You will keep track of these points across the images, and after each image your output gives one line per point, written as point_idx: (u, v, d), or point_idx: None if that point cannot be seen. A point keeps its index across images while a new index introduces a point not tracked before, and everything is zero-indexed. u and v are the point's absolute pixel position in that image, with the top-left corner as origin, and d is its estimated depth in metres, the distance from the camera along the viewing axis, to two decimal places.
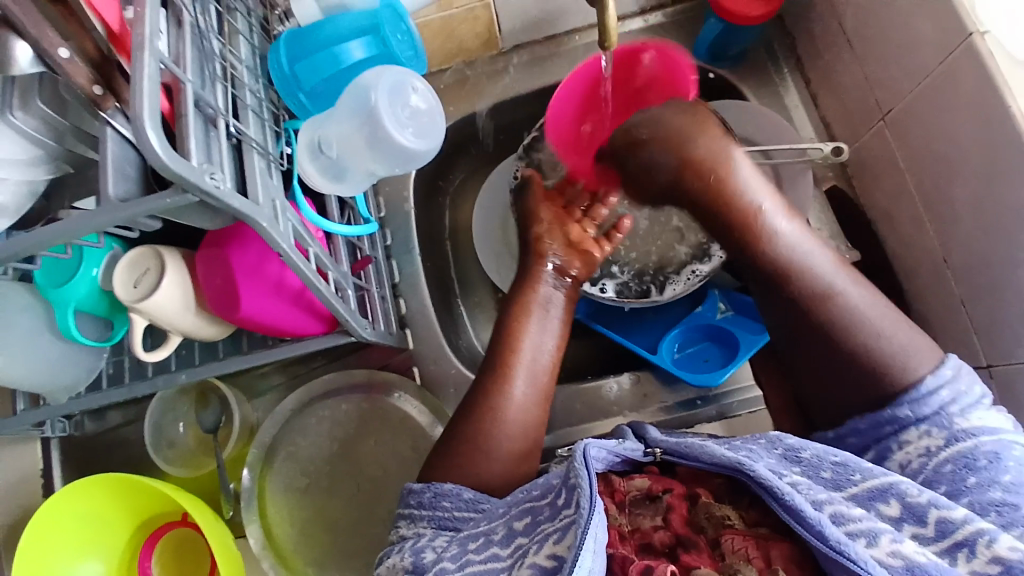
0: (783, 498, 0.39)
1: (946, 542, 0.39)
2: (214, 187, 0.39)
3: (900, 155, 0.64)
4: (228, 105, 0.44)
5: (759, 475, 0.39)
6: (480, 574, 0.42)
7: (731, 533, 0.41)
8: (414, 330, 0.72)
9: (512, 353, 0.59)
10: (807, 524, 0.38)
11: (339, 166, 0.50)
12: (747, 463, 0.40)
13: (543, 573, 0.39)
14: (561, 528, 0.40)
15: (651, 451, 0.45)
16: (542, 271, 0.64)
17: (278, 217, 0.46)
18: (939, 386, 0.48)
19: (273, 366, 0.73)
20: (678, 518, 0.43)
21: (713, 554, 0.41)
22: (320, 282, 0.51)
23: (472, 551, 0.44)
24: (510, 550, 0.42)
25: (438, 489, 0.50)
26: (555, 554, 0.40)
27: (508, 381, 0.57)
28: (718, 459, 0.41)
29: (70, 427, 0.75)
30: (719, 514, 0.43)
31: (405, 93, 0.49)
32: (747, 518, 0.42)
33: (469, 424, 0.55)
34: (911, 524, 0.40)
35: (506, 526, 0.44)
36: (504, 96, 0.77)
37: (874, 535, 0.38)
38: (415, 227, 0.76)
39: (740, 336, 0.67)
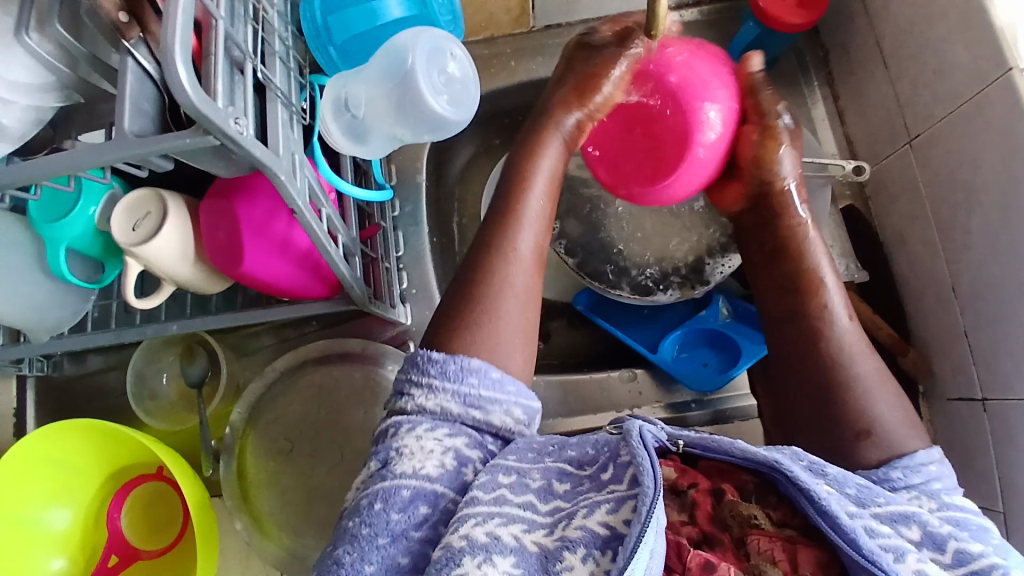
0: (819, 501, 0.39)
1: (962, 571, 0.39)
2: (238, 132, 0.37)
3: (922, 179, 0.64)
4: (256, 50, 0.42)
5: (796, 476, 0.40)
6: (517, 519, 0.42)
7: (758, 534, 0.42)
8: (414, 304, 0.71)
9: (516, 203, 0.58)
10: (840, 531, 0.38)
11: (364, 127, 0.48)
12: (783, 462, 0.40)
13: (596, 539, 0.40)
14: (614, 499, 0.41)
15: (671, 442, 0.44)
16: (566, 114, 0.61)
17: (295, 173, 0.45)
18: (930, 461, 0.47)
19: (265, 326, 0.71)
20: (705, 514, 0.44)
21: (738, 553, 0.41)
22: (329, 244, 0.50)
23: (506, 489, 0.44)
24: (549, 508, 0.43)
25: (465, 364, 0.49)
26: (609, 523, 0.40)
27: (514, 232, 0.57)
28: (752, 455, 0.41)
29: (47, 366, 0.73)
30: (747, 513, 0.43)
31: (443, 58, 0.46)
32: (774, 519, 0.42)
33: (467, 291, 0.54)
34: (930, 549, 0.40)
35: (545, 479, 0.45)
36: (529, 75, 0.76)
37: (900, 552, 0.38)
38: (425, 200, 0.74)
39: (742, 344, 0.67)
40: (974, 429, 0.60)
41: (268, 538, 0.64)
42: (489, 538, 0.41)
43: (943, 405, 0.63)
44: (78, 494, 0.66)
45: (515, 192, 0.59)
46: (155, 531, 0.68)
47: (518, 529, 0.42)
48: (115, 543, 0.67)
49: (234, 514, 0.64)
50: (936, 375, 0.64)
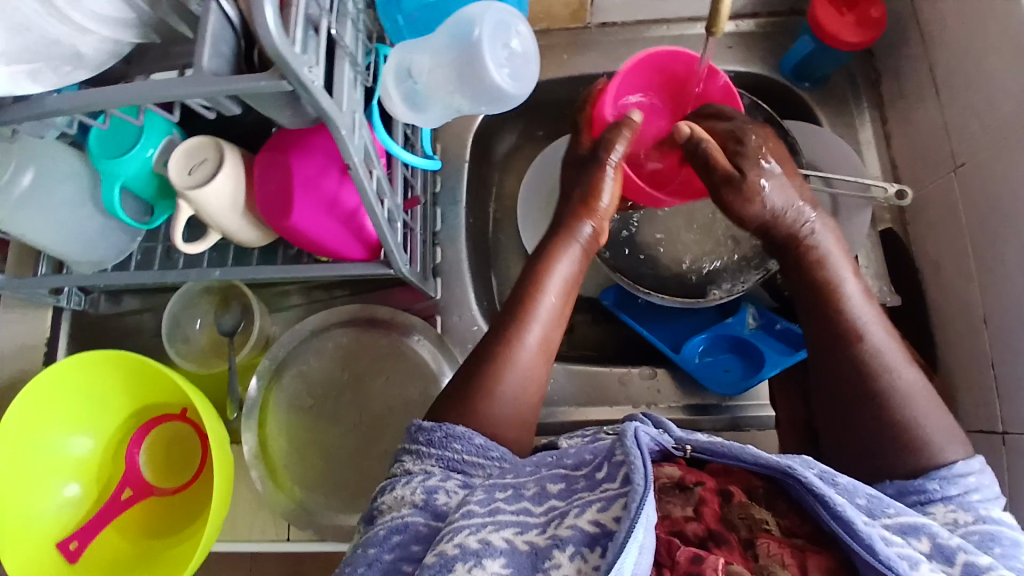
0: (833, 506, 0.38)
1: None
2: (310, 80, 0.39)
3: (963, 209, 0.63)
4: (331, 7, 0.44)
5: (808, 481, 0.38)
6: (511, 525, 0.39)
7: (768, 538, 0.40)
8: (445, 280, 0.72)
9: (531, 302, 0.56)
10: (857, 537, 0.37)
11: (423, 94, 0.49)
12: (795, 467, 0.39)
13: (585, 537, 0.37)
14: (606, 498, 0.39)
15: (681, 447, 0.44)
16: (581, 224, 0.61)
17: (354, 129, 0.46)
18: (968, 471, 0.47)
19: (297, 286, 0.73)
20: (710, 512, 0.42)
21: (745, 554, 0.40)
22: (377, 205, 0.51)
23: (500, 501, 0.41)
24: (542, 510, 0.41)
25: (451, 431, 0.47)
26: (599, 522, 0.38)
27: (523, 328, 0.55)
28: (763, 459, 0.40)
29: (84, 303, 0.76)
30: (758, 517, 0.42)
31: (507, 33, 0.48)
32: (782, 527, 0.41)
33: (482, 369, 0.53)
34: (939, 562, 0.40)
35: (539, 485, 0.42)
36: (579, 70, 0.77)
37: (915, 561, 0.37)
38: (466, 180, 0.76)
39: (767, 354, 0.67)
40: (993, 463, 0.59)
41: (280, 490, 0.65)
42: (481, 544, 0.38)
43: None
44: (100, 426, 0.68)
45: (529, 289, 0.57)
46: (171, 471, 0.70)
47: (511, 531, 0.39)
48: (131, 478, 0.69)
49: (251, 462, 0.65)
50: (958, 406, 0.64)
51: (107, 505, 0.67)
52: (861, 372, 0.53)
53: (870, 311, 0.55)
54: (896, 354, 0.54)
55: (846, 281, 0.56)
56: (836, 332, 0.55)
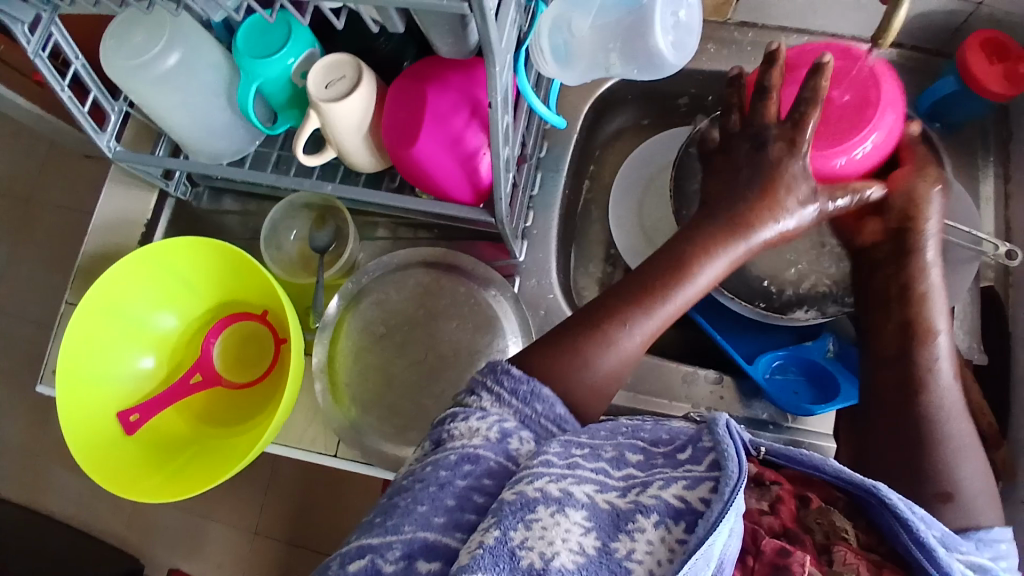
0: (915, 530, 0.40)
1: None
2: (488, 8, 0.40)
3: None
4: None
5: (895, 505, 0.40)
6: (590, 481, 0.40)
7: (846, 548, 0.41)
8: (530, 244, 0.73)
9: (669, 279, 0.53)
10: (935, 562, 0.40)
11: (580, 50, 0.50)
12: (883, 489, 0.40)
13: (671, 509, 0.38)
14: (692, 477, 0.39)
15: (752, 448, 0.45)
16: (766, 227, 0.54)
17: (504, 68, 0.47)
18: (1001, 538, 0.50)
19: (388, 218, 0.75)
20: (787, 512, 0.43)
21: (821, 557, 0.41)
22: (501, 149, 0.52)
23: (579, 456, 0.41)
24: (619, 475, 0.41)
25: (537, 389, 0.46)
26: (684, 497, 0.38)
27: (641, 309, 0.52)
28: (849, 477, 0.41)
29: (188, 194, 0.79)
30: (838, 525, 0.42)
31: (679, 3, 0.48)
32: (860, 541, 0.42)
33: (580, 342, 0.50)
34: None
35: (616, 450, 0.43)
36: (707, 67, 0.76)
37: None
38: (571, 151, 0.76)
39: (842, 384, 0.65)
40: None
41: (338, 404, 0.68)
42: (562, 493, 0.38)
43: None
44: (186, 310, 0.71)
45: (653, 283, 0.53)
46: (240, 366, 0.71)
47: (591, 488, 0.39)
48: (202, 365, 0.71)
49: (317, 374, 0.68)
50: None
51: (177, 385, 0.69)
52: (909, 391, 0.56)
53: (948, 361, 0.57)
54: (957, 404, 0.56)
55: (941, 331, 0.58)
56: (905, 375, 0.57)
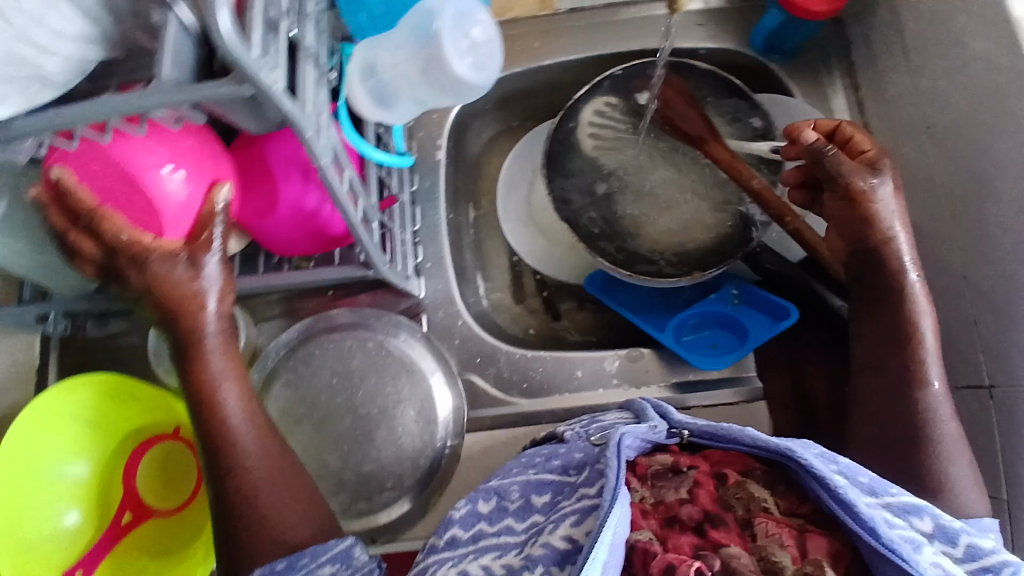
0: (834, 488, 0.40)
1: (974, 565, 0.42)
2: (270, 83, 0.39)
3: (938, 171, 0.64)
4: (292, 8, 0.44)
5: (808, 462, 0.41)
6: (491, 550, 0.46)
7: (766, 518, 0.43)
8: (427, 279, 0.73)
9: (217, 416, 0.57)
10: (859, 520, 0.39)
11: (388, 90, 0.49)
12: (797, 450, 0.42)
13: (556, 555, 0.42)
14: (579, 511, 0.44)
15: (675, 433, 0.49)
16: None
17: (320, 131, 0.46)
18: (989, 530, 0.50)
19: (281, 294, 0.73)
20: (706, 494, 0.45)
21: (743, 534, 0.43)
22: (349, 206, 0.51)
23: (484, 522, 0.48)
24: (525, 526, 0.47)
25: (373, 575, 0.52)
26: (570, 536, 0.42)
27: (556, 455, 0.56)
28: (765, 444, 0.43)
29: (71, 327, 0.75)
30: (757, 496, 0.44)
31: (468, 24, 0.48)
32: (782, 506, 0.44)
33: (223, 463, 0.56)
34: (941, 542, 0.43)
35: (524, 496, 0.49)
36: (550, 59, 0.76)
37: (917, 544, 0.40)
38: (444, 176, 0.75)
39: (750, 326, 0.68)
40: (979, 421, 0.59)
41: None
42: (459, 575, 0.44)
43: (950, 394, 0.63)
44: (99, 450, 0.68)
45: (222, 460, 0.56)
46: (165, 491, 0.70)
47: (490, 557, 0.45)
48: (129, 499, 0.68)
49: None
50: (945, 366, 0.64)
51: (108, 528, 0.66)
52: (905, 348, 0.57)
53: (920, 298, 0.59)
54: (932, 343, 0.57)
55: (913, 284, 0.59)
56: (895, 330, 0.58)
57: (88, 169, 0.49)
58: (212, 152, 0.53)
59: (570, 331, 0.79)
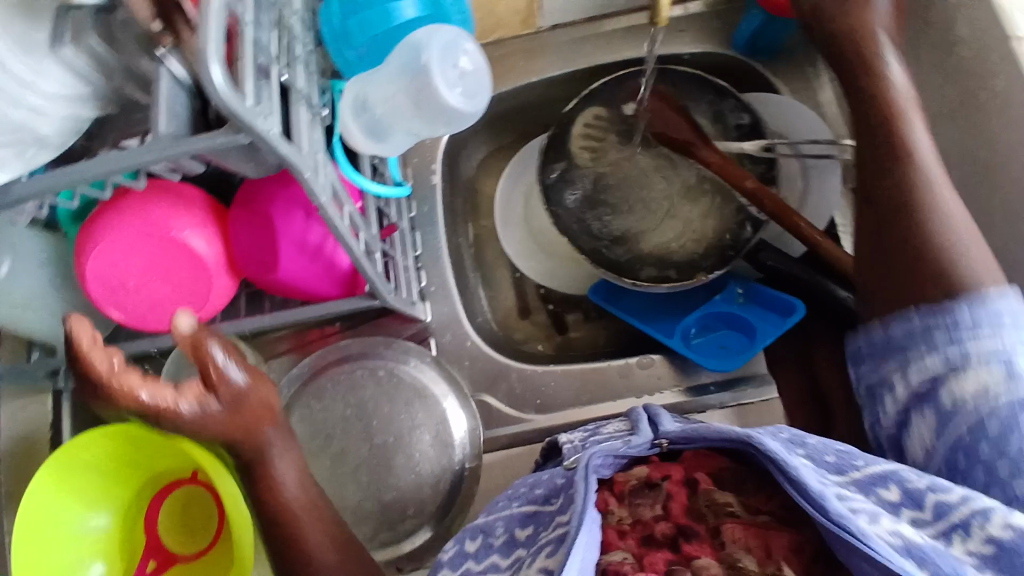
0: (788, 469, 0.40)
1: (943, 525, 0.41)
2: (266, 130, 0.39)
3: (932, 154, 0.64)
4: (281, 53, 0.44)
5: (763, 446, 0.41)
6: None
7: (733, 522, 0.45)
8: (433, 302, 0.73)
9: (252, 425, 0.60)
10: (809, 496, 0.39)
11: (383, 125, 0.49)
12: (756, 436, 0.42)
13: None
14: (554, 541, 0.44)
15: (657, 444, 0.48)
16: None
17: (318, 170, 0.47)
18: None
19: (289, 330, 0.74)
20: (677, 507, 0.47)
21: (714, 542, 0.44)
22: (352, 241, 0.52)
23: (472, 560, 0.49)
24: (509, 562, 0.47)
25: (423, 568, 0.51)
26: (545, 568, 0.42)
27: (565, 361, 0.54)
28: (727, 433, 0.44)
29: (82, 376, 0.74)
30: (722, 502, 0.46)
31: (456, 54, 0.48)
32: (749, 507, 0.46)
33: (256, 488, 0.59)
34: (910, 508, 0.43)
35: (508, 531, 0.49)
36: (537, 76, 0.77)
37: (873, 514, 0.40)
38: (441, 199, 0.76)
39: (758, 323, 0.68)
40: None
41: None
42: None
43: None
44: (116, 501, 0.68)
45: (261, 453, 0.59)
46: (186, 535, 0.70)
47: None
48: (152, 546, 0.68)
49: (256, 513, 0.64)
50: None
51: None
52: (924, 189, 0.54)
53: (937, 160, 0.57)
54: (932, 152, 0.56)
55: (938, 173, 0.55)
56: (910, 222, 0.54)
57: (118, 248, 0.56)
58: (220, 229, 0.59)
59: (579, 342, 0.79)
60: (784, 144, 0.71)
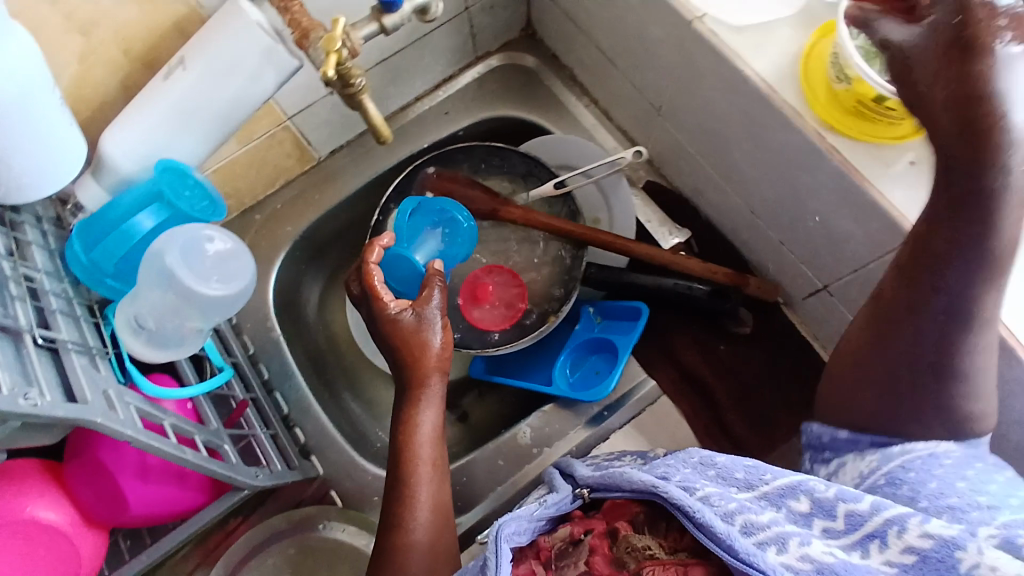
0: (694, 515, 0.41)
1: (856, 535, 0.40)
2: (32, 405, 0.38)
3: (684, 139, 0.71)
4: (33, 318, 0.44)
5: (670, 494, 0.42)
6: None
7: (653, 563, 0.43)
8: (320, 454, 0.71)
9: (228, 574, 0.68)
10: (717, 539, 0.39)
11: (165, 334, 0.54)
12: (661, 485, 0.43)
13: None
14: None
15: (579, 495, 0.50)
16: None
17: (116, 406, 0.45)
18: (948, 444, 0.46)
19: (190, 544, 0.70)
20: (602, 559, 0.46)
21: None
22: (186, 452, 0.49)
23: None
24: None
25: None
26: None
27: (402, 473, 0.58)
28: (637, 482, 0.45)
29: None
30: (641, 545, 0.45)
31: (200, 247, 0.52)
32: (668, 546, 0.45)
33: None
34: (821, 518, 0.41)
35: None
36: (331, 204, 0.79)
37: (781, 541, 0.39)
38: (291, 353, 0.75)
39: (616, 339, 0.73)
40: (835, 317, 0.66)
41: None
42: None
43: (803, 306, 0.70)
44: None
45: None
46: None
47: None
48: None
49: None
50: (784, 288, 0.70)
51: None
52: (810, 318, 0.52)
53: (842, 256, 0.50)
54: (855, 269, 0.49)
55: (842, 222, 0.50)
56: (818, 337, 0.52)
57: None
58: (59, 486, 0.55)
59: (479, 421, 0.80)
60: (574, 175, 0.78)
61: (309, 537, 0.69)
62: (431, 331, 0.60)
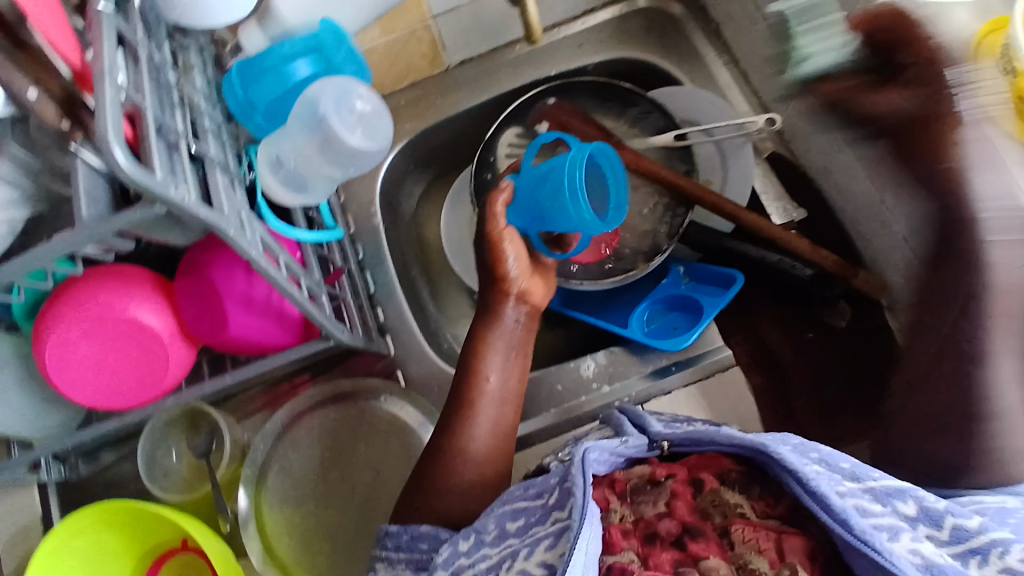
0: (809, 482, 0.42)
1: (961, 548, 0.41)
2: (180, 198, 0.42)
3: (823, 114, 0.68)
4: (187, 129, 0.48)
5: (784, 457, 0.43)
6: None
7: (744, 523, 0.46)
8: (395, 336, 0.75)
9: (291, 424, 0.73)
10: (833, 513, 0.41)
11: (301, 178, 0.56)
12: (770, 445, 0.44)
13: None
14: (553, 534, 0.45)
15: (657, 446, 0.51)
16: None
17: (244, 227, 0.49)
18: None
19: (260, 387, 0.76)
20: (684, 506, 0.48)
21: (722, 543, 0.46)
22: (293, 288, 0.53)
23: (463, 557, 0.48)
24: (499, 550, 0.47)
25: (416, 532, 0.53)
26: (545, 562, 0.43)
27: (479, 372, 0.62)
28: (740, 440, 0.46)
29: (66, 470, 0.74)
30: (732, 502, 0.48)
31: (350, 100, 0.54)
32: (758, 510, 0.47)
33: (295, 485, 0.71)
34: (927, 524, 0.43)
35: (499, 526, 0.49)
36: (451, 108, 0.81)
37: (895, 531, 0.41)
38: (386, 239, 0.78)
39: (702, 299, 0.72)
40: None
41: None
42: None
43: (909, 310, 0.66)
44: None
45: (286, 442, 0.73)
46: None
47: None
48: None
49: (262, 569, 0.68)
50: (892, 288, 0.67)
51: None
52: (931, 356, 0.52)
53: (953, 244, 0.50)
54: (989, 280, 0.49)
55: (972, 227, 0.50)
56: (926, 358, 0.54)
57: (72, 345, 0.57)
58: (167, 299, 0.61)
59: (544, 351, 0.81)
60: (697, 131, 0.76)
61: (371, 408, 0.73)
62: (502, 247, 0.65)
